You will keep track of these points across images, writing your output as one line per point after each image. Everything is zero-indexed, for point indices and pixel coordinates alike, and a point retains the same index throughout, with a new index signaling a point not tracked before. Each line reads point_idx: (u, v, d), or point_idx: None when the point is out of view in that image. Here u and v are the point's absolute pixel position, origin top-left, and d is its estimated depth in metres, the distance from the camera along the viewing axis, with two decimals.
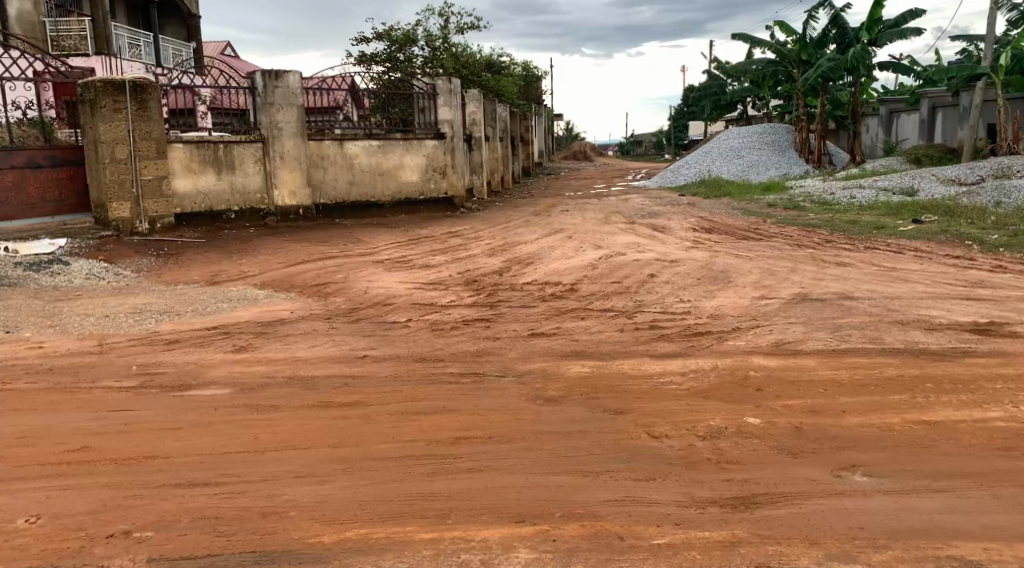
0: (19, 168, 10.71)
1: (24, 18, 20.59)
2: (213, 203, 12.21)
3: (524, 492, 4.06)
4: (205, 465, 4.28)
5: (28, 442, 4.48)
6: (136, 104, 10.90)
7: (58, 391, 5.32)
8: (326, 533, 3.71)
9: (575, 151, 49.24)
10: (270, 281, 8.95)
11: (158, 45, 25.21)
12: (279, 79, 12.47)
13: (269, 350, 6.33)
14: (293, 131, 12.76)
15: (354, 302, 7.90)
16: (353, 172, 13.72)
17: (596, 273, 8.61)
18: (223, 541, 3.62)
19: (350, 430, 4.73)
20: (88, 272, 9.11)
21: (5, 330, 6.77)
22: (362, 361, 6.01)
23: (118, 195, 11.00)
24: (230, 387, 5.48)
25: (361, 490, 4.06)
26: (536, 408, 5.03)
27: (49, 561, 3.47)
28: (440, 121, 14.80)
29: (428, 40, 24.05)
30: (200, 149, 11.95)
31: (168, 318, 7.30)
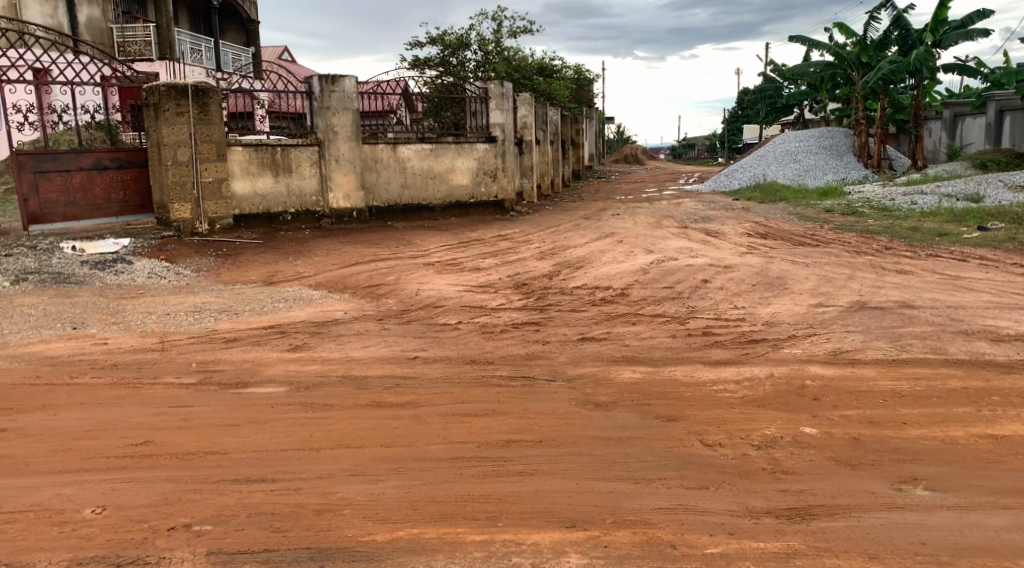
0: (87, 169, 11.07)
1: (93, 24, 21.31)
2: (270, 205, 12.45)
3: (575, 497, 4.05)
4: (262, 461, 4.37)
5: (94, 435, 4.63)
6: (198, 107, 11.20)
7: (121, 386, 5.48)
8: (379, 531, 3.76)
9: (627, 155, 49.01)
10: (323, 282, 9.09)
11: (218, 50, 25.81)
12: (336, 83, 12.65)
13: (323, 350, 6.43)
14: (348, 134, 12.94)
15: (405, 304, 7.99)
16: (405, 175, 13.85)
17: (648, 277, 8.55)
18: (279, 537, 3.69)
19: (402, 430, 4.78)
20: (150, 271, 9.38)
21: (72, 327, 7.00)
22: (413, 362, 6.08)
23: (180, 196, 11.29)
24: (285, 385, 5.58)
25: (413, 490, 4.10)
26: (586, 413, 5.01)
27: (114, 551, 3.56)
28: (492, 125, 14.86)
29: (480, 44, 24.18)
30: (259, 152, 12.20)
31: (226, 317, 7.47)
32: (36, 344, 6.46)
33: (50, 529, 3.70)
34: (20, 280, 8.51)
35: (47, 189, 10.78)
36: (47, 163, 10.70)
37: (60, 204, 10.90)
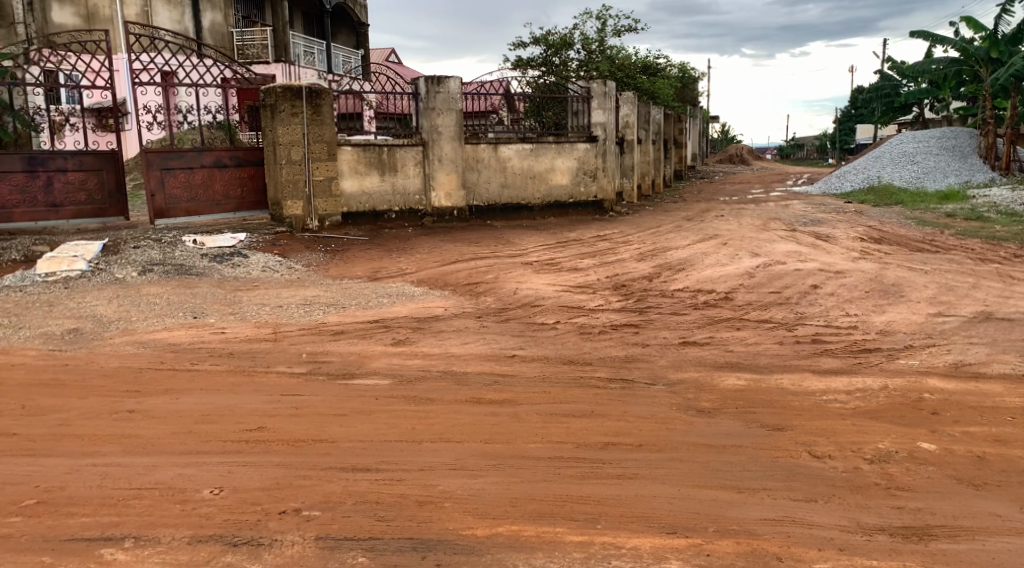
0: (208, 167, 11.63)
1: (215, 29, 22.57)
2: (376, 204, 12.78)
3: (676, 503, 3.99)
4: (367, 451, 4.49)
5: (213, 420, 4.88)
6: (311, 108, 11.61)
7: (237, 373, 5.76)
8: (479, 526, 3.80)
9: (732, 155, 47.91)
10: (425, 279, 9.27)
11: (330, 53, 26.71)
12: (441, 84, 12.87)
13: (424, 345, 6.55)
14: (451, 134, 13.15)
15: (503, 302, 8.05)
16: (506, 174, 13.97)
17: (754, 281, 8.33)
18: (383, 526, 3.78)
19: (501, 427, 4.83)
20: (264, 264, 9.79)
21: (193, 316, 7.39)
22: (511, 360, 6.12)
23: (293, 194, 11.72)
24: (389, 378, 5.73)
25: (513, 487, 4.13)
26: (687, 418, 4.93)
27: (230, 531, 3.71)
28: (593, 125, 14.80)
29: (583, 44, 24.10)
30: (366, 151, 12.55)
31: (334, 310, 7.73)
32: (161, 331, 6.85)
33: (173, 506, 3.89)
34: (147, 270, 9.04)
35: (172, 185, 11.39)
36: (172, 161, 11.30)
37: (184, 199, 11.50)
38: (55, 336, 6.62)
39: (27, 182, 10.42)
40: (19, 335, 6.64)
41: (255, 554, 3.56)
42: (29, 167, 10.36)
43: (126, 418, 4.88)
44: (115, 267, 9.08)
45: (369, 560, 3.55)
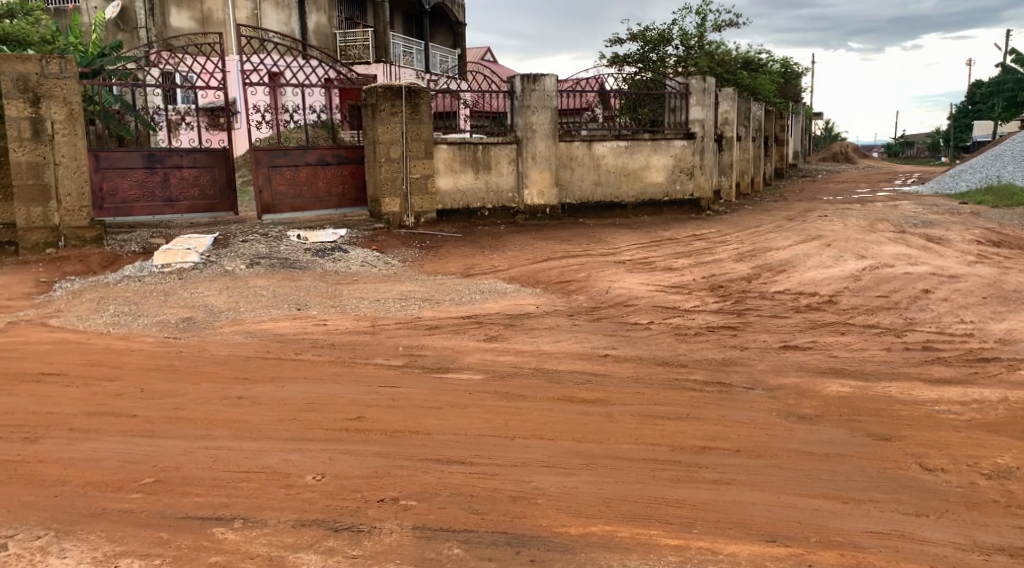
0: (312, 165, 12.02)
1: (320, 31, 23.36)
2: (470, 201, 12.91)
3: (776, 511, 3.88)
4: (462, 444, 4.55)
5: (314, 408, 5.04)
6: (410, 107, 11.84)
7: (338, 364, 5.93)
8: (573, 524, 3.80)
9: (836, 152, 46.24)
10: (518, 276, 9.31)
11: (428, 52, 27.26)
12: (537, 82, 12.92)
13: (517, 342, 6.59)
14: (546, 132, 13.16)
15: (596, 301, 8.01)
16: (600, 172, 13.89)
17: (860, 284, 8.01)
18: (478, 519, 3.82)
19: (594, 426, 4.81)
20: (363, 259, 10.06)
21: (297, 308, 7.67)
22: (604, 359, 6.08)
23: (390, 190, 11.99)
24: (482, 373, 5.80)
25: (607, 487, 4.11)
26: (787, 425, 4.78)
27: (332, 516, 3.82)
28: (691, 121, 14.55)
29: (682, 39, 23.71)
30: (462, 149, 12.69)
31: (428, 305, 7.87)
32: (267, 322, 7.13)
33: (278, 490, 4.04)
34: (254, 264, 9.42)
35: (279, 182, 11.80)
36: (279, 159, 11.71)
37: (289, 196, 11.90)
38: (170, 324, 6.99)
39: (146, 178, 10.95)
40: (138, 322, 7.03)
41: (355, 540, 3.66)
42: (148, 164, 10.90)
43: (235, 403, 5.11)
44: (225, 259, 9.49)
45: (464, 551, 3.60)
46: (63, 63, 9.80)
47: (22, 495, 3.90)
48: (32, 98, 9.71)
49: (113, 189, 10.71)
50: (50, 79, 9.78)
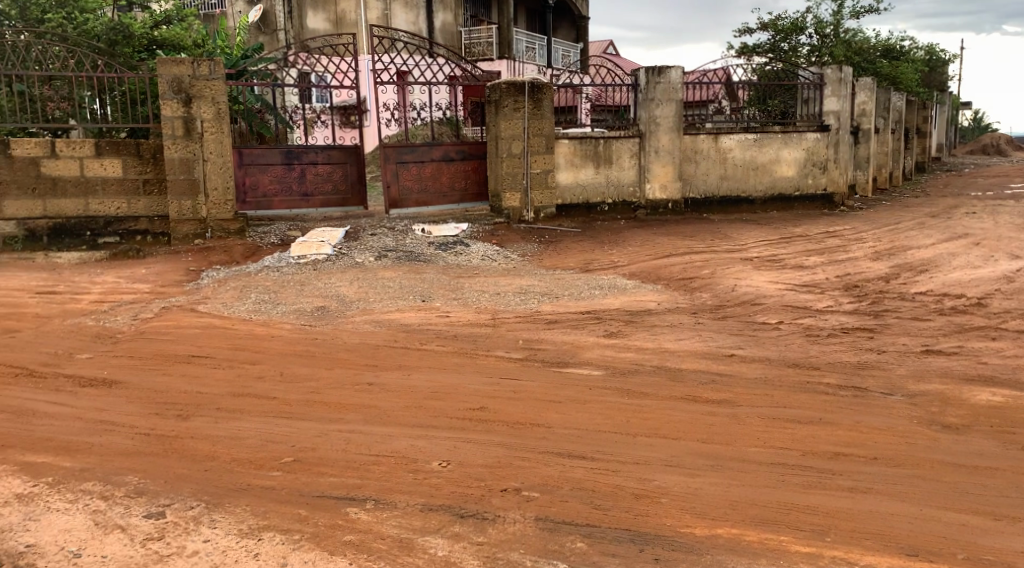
0: (437, 161, 12.28)
1: (446, 28, 23.84)
2: (590, 196, 12.86)
3: (917, 524, 3.69)
4: (583, 439, 4.56)
5: (439, 397, 5.17)
6: (533, 103, 11.89)
7: (461, 355, 6.06)
8: (698, 525, 3.73)
9: (984, 145, 43.20)
10: (638, 273, 9.20)
11: (551, 47, 27.37)
12: (662, 74, 12.74)
13: (638, 339, 6.52)
14: (670, 126, 12.94)
15: (721, 299, 7.82)
16: (726, 166, 13.53)
17: (1013, 287, 7.47)
18: (601, 514, 3.82)
19: (720, 427, 4.70)
20: (484, 253, 10.22)
21: (422, 299, 7.88)
22: (730, 359, 5.94)
23: (511, 185, 12.09)
24: (602, 369, 5.77)
25: (733, 489, 4.02)
26: (930, 434, 4.52)
27: (458, 503, 3.91)
28: (826, 113, 14.03)
29: (817, 28, 22.84)
30: (583, 144, 12.66)
31: (548, 300, 7.91)
32: (394, 312, 7.37)
33: (407, 474, 4.17)
34: (382, 256, 9.75)
35: (406, 177, 12.15)
36: (407, 155, 12.05)
37: (415, 191, 12.23)
38: (306, 312, 7.34)
39: (284, 173, 11.51)
40: (277, 310, 7.41)
41: (480, 527, 3.72)
42: (286, 160, 11.45)
43: (365, 389, 5.31)
44: (355, 252, 9.87)
45: (588, 546, 3.60)
46: (213, 65, 10.41)
47: (177, 468, 4.19)
48: (184, 98, 10.39)
49: (254, 184, 11.34)
50: (201, 80, 10.42)
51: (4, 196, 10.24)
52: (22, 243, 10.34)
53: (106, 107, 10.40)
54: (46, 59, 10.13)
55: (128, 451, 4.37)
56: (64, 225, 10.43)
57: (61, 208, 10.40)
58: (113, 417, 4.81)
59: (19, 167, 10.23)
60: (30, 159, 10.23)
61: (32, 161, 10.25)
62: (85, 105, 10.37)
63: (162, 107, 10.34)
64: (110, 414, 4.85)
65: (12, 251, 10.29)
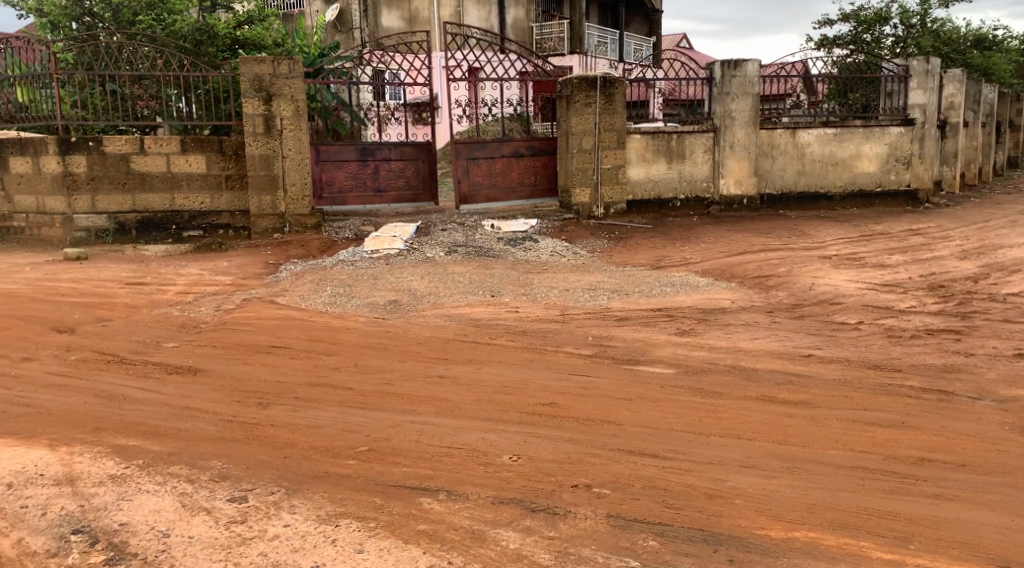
0: (507, 156, 12.33)
1: (518, 24, 23.95)
2: (662, 192, 12.70)
3: (1008, 535, 3.55)
4: (655, 437, 4.52)
5: (509, 392, 5.20)
6: (605, 97, 11.81)
7: (530, 350, 6.08)
8: (773, 528, 3.66)
9: None
10: (711, 270, 9.07)
11: (622, 41, 27.22)
12: (738, 68, 12.52)
13: (711, 337, 6.42)
14: (745, 120, 12.70)
15: (797, 298, 7.63)
16: (803, 162, 13.20)
17: None
18: (673, 514, 3.78)
19: (796, 429, 4.60)
20: (553, 249, 10.21)
21: (491, 294, 7.93)
22: (806, 360, 5.79)
23: (581, 181, 12.02)
24: (674, 367, 5.71)
25: (810, 492, 3.93)
26: (1022, 442, 4.34)
27: (529, 497, 3.92)
28: (910, 106, 13.54)
29: (902, 18, 22.05)
30: (655, 139, 12.51)
31: (618, 297, 7.85)
32: (464, 306, 7.44)
33: (478, 467, 4.21)
34: (452, 251, 9.84)
35: (476, 173, 12.22)
36: (478, 151, 12.12)
37: (485, 186, 12.29)
38: (379, 306, 7.47)
39: (359, 170, 11.72)
40: (351, 303, 7.56)
41: (551, 522, 3.73)
42: (361, 157, 11.66)
43: (436, 382, 5.38)
44: (426, 247, 9.99)
45: (660, 544, 3.57)
46: (292, 64, 10.68)
47: (258, 454, 4.32)
48: (265, 96, 10.68)
49: (330, 180, 11.59)
50: (281, 78, 10.70)
51: (97, 191, 10.72)
52: (112, 236, 10.84)
53: (191, 106, 10.80)
54: (136, 60, 10.58)
55: (213, 436, 4.53)
56: (151, 219, 10.88)
57: (148, 202, 10.84)
58: (198, 403, 4.99)
59: (111, 163, 10.67)
60: (121, 156, 10.67)
61: (123, 157, 10.69)
62: (171, 104, 10.76)
63: (243, 105, 10.65)
64: (195, 400, 5.04)
65: (104, 243, 10.79)
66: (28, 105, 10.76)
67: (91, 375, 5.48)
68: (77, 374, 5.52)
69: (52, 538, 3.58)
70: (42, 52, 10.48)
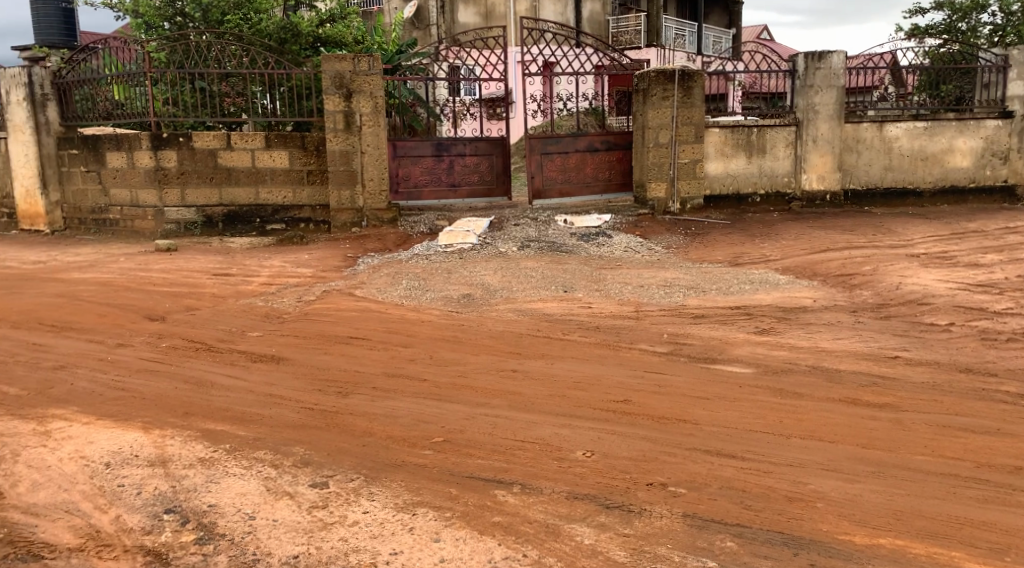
0: (582, 151, 12.28)
1: (594, 18, 23.82)
2: (741, 186, 12.43)
3: None
4: (732, 437, 4.44)
5: (583, 387, 5.18)
6: (683, 91, 11.63)
7: (605, 347, 6.04)
8: (858, 533, 3.55)
9: None
10: (791, 267, 8.84)
11: (701, 33, 26.78)
12: (823, 60, 12.15)
13: (792, 337, 6.27)
14: (830, 113, 12.30)
15: (883, 298, 7.38)
16: (891, 157, 12.74)
17: None
18: (751, 515, 3.71)
19: (881, 432, 4.45)
20: (627, 245, 10.12)
21: (564, 289, 7.91)
22: (892, 362, 5.60)
23: (657, 175, 11.89)
24: (753, 367, 5.59)
25: (896, 498, 3.80)
26: None
27: (604, 493, 3.91)
28: (1009, 98, 12.91)
29: (1001, 5, 21.09)
30: (735, 133, 12.26)
31: (694, 294, 7.72)
32: (537, 301, 7.45)
33: (551, 461, 4.21)
34: (525, 246, 9.86)
35: (550, 168, 12.20)
36: (552, 146, 12.08)
37: (559, 181, 12.28)
38: (453, 299, 7.54)
39: (434, 165, 11.84)
40: (426, 296, 7.67)
41: (626, 519, 3.70)
42: (436, 152, 11.77)
43: (510, 376, 5.41)
44: (499, 241, 10.03)
45: (738, 546, 3.51)
46: (371, 61, 10.85)
47: (338, 441, 4.43)
48: (345, 93, 10.89)
49: (406, 175, 11.76)
50: (361, 75, 10.89)
51: (186, 185, 11.14)
52: (200, 228, 11.25)
53: (275, 102, 11.11)
54: (224, 58, 10.95)
55: (295, 423, 4.66)
56: (237, 213, 11.25)
57: (235, 196, 11.20)
58: (281, 391, 5.14)
59: (199, 158, 11.07)
60: (209, 151, 11.06)
61: (211, 152, 11.07)
62: (256, 100, 11.14)
63: (325, 101, 10.88)
64: (278, 388, 5.19)
65: (192, 235, 11.22)
66: (123, 103, 11.22)
67: (181, 362, 5.70)
68: (168, 360, 5.75)
69: (147, 516, 3.75)
70: (137, 52, 10.94)
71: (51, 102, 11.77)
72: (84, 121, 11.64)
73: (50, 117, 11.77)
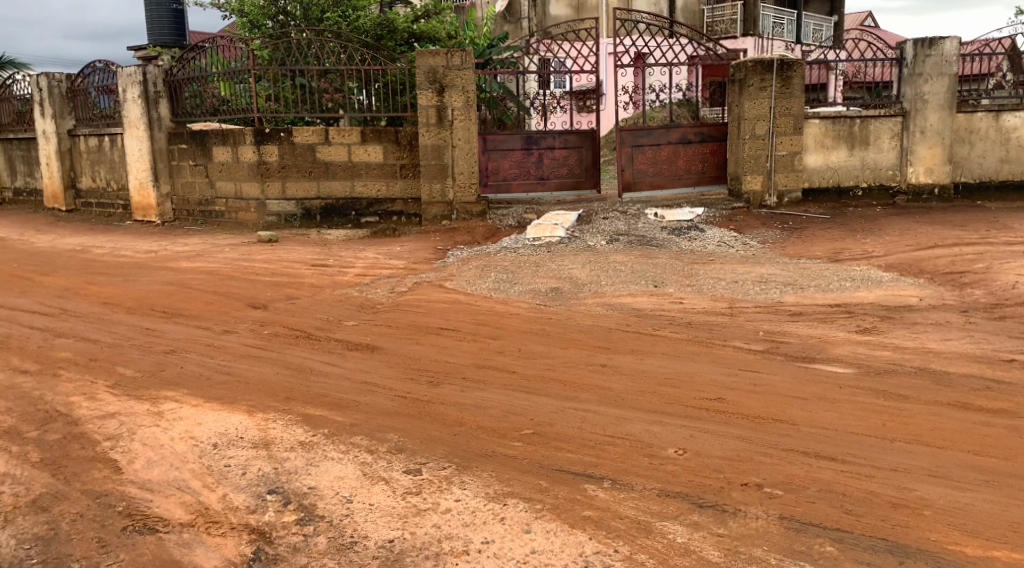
0: (674, 143, 12.06)
1: (688, 9, 23.66)
2: (842, 179, 11.99)
3: None
4: (831, 440, 4.29)
5: (674, 385, 5.10)
6: (782, 81, 11.29)
7: (697, 343, 5.93)
8: (969, 544, 3.39)
9: None
10: (896, 265, 8.46)
11: (801, 22, 25.90)
12: (934, 46, 11.60)
13: (896, 337, 6.00)
14: (940, 103, 11.72)
15: (997, 297, 6.98)
16: (1008, 148, 12.10)
17: None
18: (853, 520, 3.58)
19: (995, 439, 4.22)
20: (720, 240, 9.91)
21: (655, 284, 7.81)
22: (1008, 366, 5.29)
23: (753, 167, 11.54)
24: (854, 367, 5.38)
25: (1012, 509, 3.60)
26: None
27: (696, 492, 3.84)
28: None
29: None
30: (837, 124, 11.81)
31: (791, 291, 7.48)
32: (627, 296, 7.37)
33: (642, 458, 4.17)
34: (614, 240, 9.77)
35: (641, 161, 12.03)
36: (643, 138, 11.93)
37: (649, 173, 12.08)
38: (542, 293, 7.54)
39: (524, 158, 11.85)
40: (515, 289, 7.69)
41: (721, 519, 3.63)
42: (526, 145, 11.78)
43: (599, 370, 5.38)
44: (588, 235, 9.98)
45: (839, 551, 3.39)
46: (464, 56, 10.94)
47: (430, 430, 4.50)
48: (438, 88, 11.01)
49: (496, 169, 11.79)
50: (454, 70, 11.00)
51: (287, 178, 11.51)
52: (299, 220, 11.63)
53: (371, 98, 11.33)
54: (323, 55, 11.29)
55: (388, 411, 4.76)
56: (334, 206, 11.58)
57: (332, 189, 11.52)
58: (376, 379, 5.26)
59: (299, 152, 11.41)
60: (308, 145, 11.37)
61: (310, 147, 11.39)
62: (352, 96, 11.35)
63: (419, 96, 11.04)
64: (373, 376, 5.32)
65: (292, 227, 11.61)
66: (228, 99, 11.71)
67: (282, 349, 5.91)
68: (270, 347, 5.97)
69: (251, 496, 3.90)
70: (242, 50, 11.39)
71: (163, 99, 12.35)
72: (192, 117, 12.17)
73: (162, 113, 12.37)
